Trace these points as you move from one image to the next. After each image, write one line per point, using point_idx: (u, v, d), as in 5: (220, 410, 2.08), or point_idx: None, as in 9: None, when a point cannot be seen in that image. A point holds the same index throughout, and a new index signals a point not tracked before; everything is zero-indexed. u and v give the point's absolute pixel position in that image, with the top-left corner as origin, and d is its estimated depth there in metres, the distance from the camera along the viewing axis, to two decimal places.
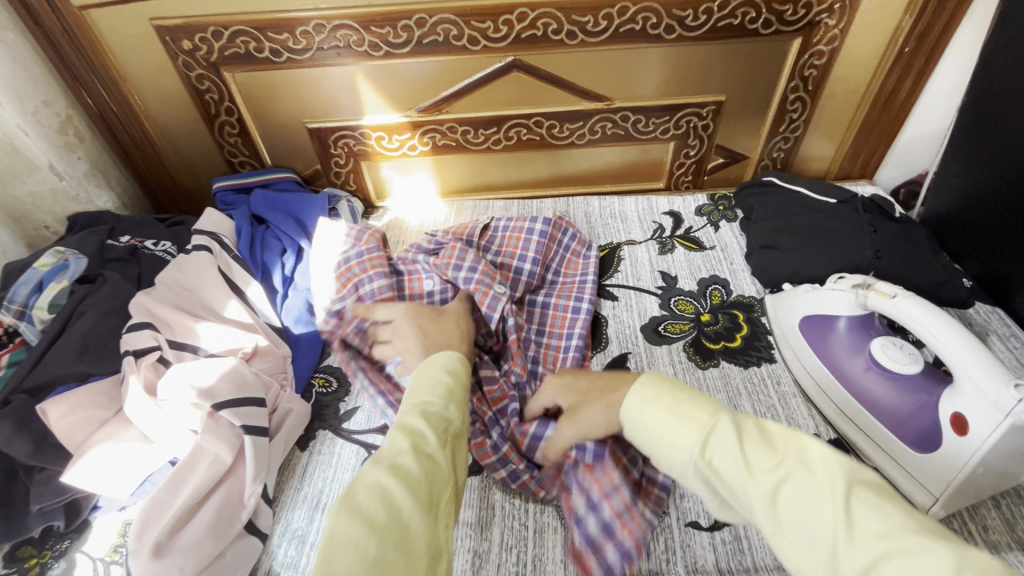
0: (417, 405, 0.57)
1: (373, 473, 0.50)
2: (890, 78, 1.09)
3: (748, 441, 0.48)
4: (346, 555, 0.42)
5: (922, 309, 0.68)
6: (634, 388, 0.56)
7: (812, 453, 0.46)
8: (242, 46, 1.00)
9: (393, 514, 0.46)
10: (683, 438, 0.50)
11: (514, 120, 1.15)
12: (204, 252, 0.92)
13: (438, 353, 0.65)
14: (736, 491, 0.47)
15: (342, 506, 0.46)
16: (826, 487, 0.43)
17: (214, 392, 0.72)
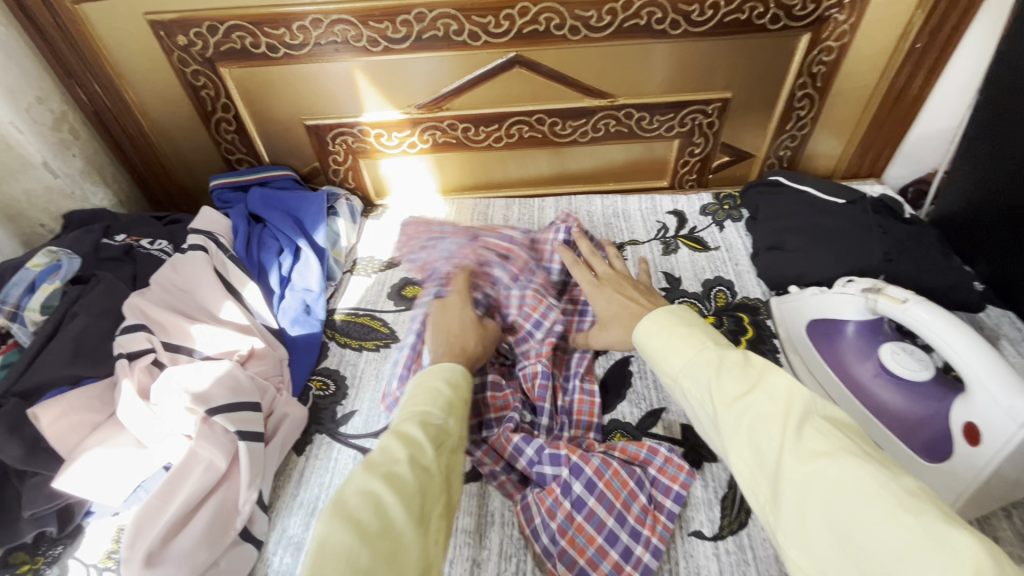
0: (415, 414, 0.54)
1: (365, 480, 0.48)
2: (901, 74, 1.06)
3: (725, 372, 0.52)
4: (335, 571, 0.41)
5: (933, 314, 0.66)
6: (647, 316, 0.63)
7: (781, 383, 0.49)
8: (238, 41, 0.98)
9: (384, 528, 0.45)
10: (674, 359, 0.57)
11: (516, 118, 1.12)
12: (200, 252, 0.90)
13: (440, 363, 0.63)
14: (706, 408, 0.52)
15: (333, 511, 0.45)
16: (783, 412, 0.47)
17: (208, 396, 0.71)
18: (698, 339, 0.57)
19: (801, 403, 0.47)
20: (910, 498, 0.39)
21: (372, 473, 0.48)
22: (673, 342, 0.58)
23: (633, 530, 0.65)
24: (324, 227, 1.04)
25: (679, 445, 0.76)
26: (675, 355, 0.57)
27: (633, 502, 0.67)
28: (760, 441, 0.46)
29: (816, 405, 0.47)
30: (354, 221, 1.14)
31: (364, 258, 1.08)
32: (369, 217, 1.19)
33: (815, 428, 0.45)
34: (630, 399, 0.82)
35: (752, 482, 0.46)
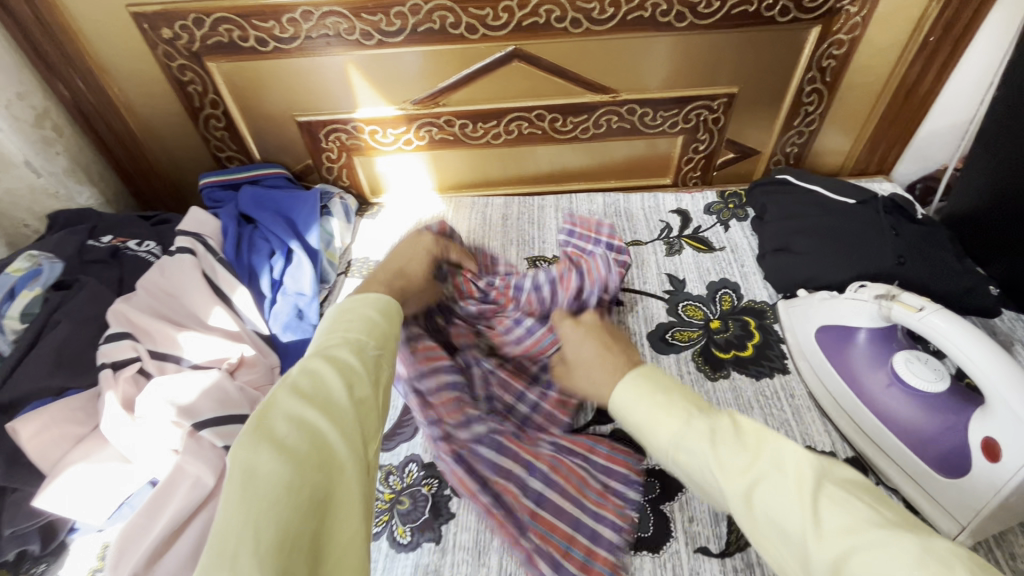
0: (347, 343, 0.54)
1: (295, 406, 0.46)
2: (913, 69, 1.02)
3: (722, 443, 0.49)
4: (267, 490, 0.40)
5: (950, 323, 0.63)
6: (623, 383, 0.59)
7: (788, 456, 0.46)
8: (225, 34, 0.94)
9: (318, 447, 0.44)
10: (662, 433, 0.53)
11: (515, 114, 1.09)
12: (187, 255, 0.87)
13: (362, 296, 0.61)
14: (711, 486, 0.49)
15: (259, 437, 0.43)
16: (794, 483, 0.44)
17: (195, 409, 0.69)
18: (682, 409, 0.53)
19: (811, 472, 0.44)
20: (931, 558, 0.37)
21: (300, 396, 0.47)
22: (656, 417, 0.54)
23: (591, 512, 0.67)
24: (317, 228, 1.01)
25: None
26: (661, 427, 0.53)
27: (588, 488, 0.69)
28: (783, 512, 0.43)
29: (825, 472, 0.45)
30: (349, 221, 1.11)
31: (359, 259, 1.05)
32: (364, 216, 1.16)
33: (829, 495, 0.43)
34: None
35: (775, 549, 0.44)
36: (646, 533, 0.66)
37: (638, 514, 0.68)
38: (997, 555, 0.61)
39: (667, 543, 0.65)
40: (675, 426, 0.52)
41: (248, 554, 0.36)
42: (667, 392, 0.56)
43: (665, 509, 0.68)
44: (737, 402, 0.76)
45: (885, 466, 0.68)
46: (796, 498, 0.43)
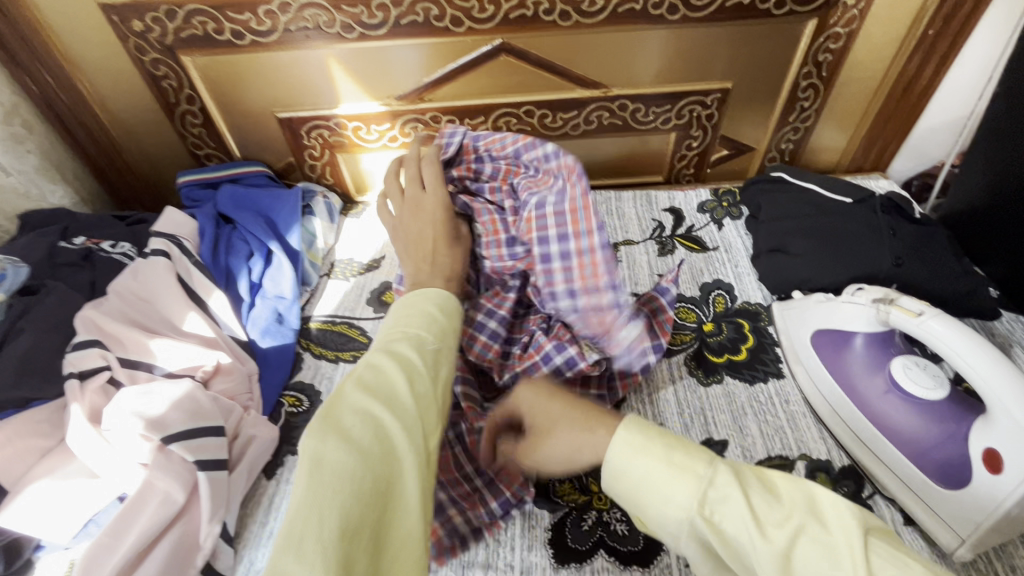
0: (408, 337, 0.50)
1: (360, 398, 0.45)
2: (911, 63, 1.00)
3: (750, 491, 0.40)
4: (334, 484, 0.39)
5: (949, 329, 0.61)
6: (619, 435, 0.46)
7: (823, 502, 0.39)
8: (199, 27, 0.91)
9: (382, 440, 0.43)
10: (680, 493, 0.42)
11: (503, 109, 1.06)
12: (162, 257, 0.84)
13: (424, 288, 0.57)
14: (743, 553, 0.39)
15: (326, 427, 0.42)
16: (841, 538, 0.37)
17: (164, 422, 0.65)
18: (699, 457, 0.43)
19: (854, 520, 0.37)
20: None
21: (365, 390, 0.45)
22: (659, 469, 0.43)
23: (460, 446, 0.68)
24: (298, 229, 0.98)
25: None
26: (680, 488, 0.42)
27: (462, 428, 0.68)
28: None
29: (865, 517, 0.38)
30: (332, 221, 1.08)
31: (343, 261, 1.02)
32: (349, 215, 1.12)
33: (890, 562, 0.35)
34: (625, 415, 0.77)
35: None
36: (636, 546, 0.64)
37: (629, 526, 0.66)
38: (997, 568, 0.59)
39: (658, 557, 0.63)
40: (687, 481, 0.42)
41: (312, 540, 0.37)
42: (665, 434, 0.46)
43: None
44: (730, 408, 0.74)
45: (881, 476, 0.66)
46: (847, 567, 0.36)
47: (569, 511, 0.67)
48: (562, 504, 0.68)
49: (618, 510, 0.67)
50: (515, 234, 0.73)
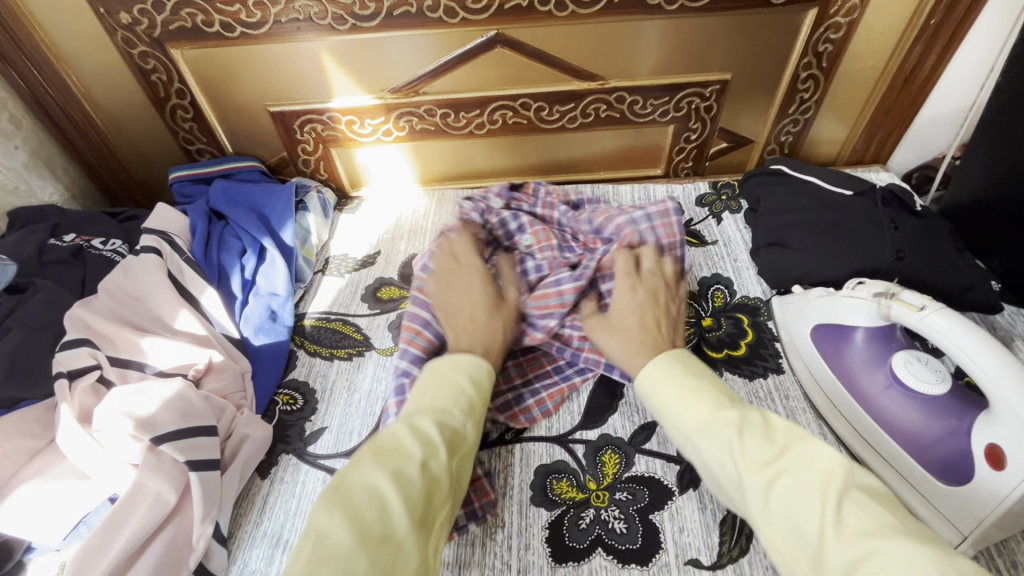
0: (432, 412, 0.54)
1: (372, 472, 0.48)
2: (912, 53, 0.98)
3: (749, 434, 0.49)
4: (332, 563, 0.41)
5: (953, 325, 0.60)
6: (649, 365, 0.60)
7: (813, 451, 0.47)
8: (188, 19, 0.89)
9: (384, 522, 0.45)
10: (687, 414, 0.54)
11: (499, 102, 1.04)
12: (153, 254, 0.83)
13: (460, 355, 0.60)
14: (734, 479, 0.49)
15: (337, 499, 0.45)
16: (819, 486, 0.44)
17: (154, 422, 0.64)
18: (710, 396, 0.55)
19: (839, 475, 0.45)
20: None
21: (378, 464, 0.48)
22: (683, 402, 0.55)
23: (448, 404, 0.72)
24: (292, 224, 0.96)
25: (674, 463, 0.70)
26: (688, 409, 0.54)
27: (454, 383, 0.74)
28: (797, 517, 0.44)
29: (850, 474, 0.45)
30: (327, 216, 1.07)
31: (338, 257, 1.00)
32: (343, 210, 1.11)
33: (856, 509, 0.43)
34: (622, 412, 0.76)
35: (790, 557, 0.44)
36: (634, 545, 0.63)
37: (627, 524, 0.65)
38: (998, 564, 0.59)
39: (656, 555, 0.62)
40: (695, 412, 0.54)
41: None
42: (688, 383, 0.57)
43: (654, 519, 0.65)
44: None
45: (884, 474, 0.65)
46: (817, 502, 0.43)
47: (566, 509, 0.67)
48: (560, 502, 0.67)
49: (616, 507, 0.66)
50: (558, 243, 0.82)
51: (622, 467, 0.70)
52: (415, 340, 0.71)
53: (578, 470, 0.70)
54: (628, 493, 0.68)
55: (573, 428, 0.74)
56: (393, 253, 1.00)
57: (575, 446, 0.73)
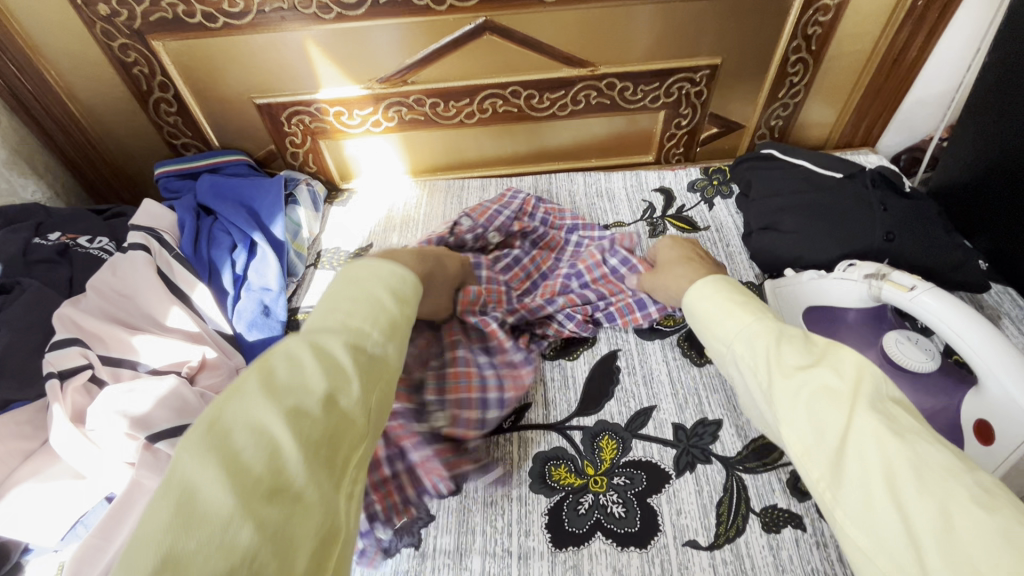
0: (346, 334, 0.44)
1: (264, 406, 0.37)
2: (900, 35, 0.99)
3: (786, 343, 0.50)
4: (204, 526, 0.30)
5: (942, 303, 0.61)
6: (698, 284, 0.63)
7: (848, 361, 0.46)
8: (169, 9, 0.87)
9: (276, 466, 0.34)
10: (730, 325, 0.56)
11: (489, 91, 1.03)
12: (141, 251, 0.81)
13: (380, 266, 0.52)
14: (766, 381, 0.49)
15: (210, 441, 0.34)
16: (850, 390, 0.44)
17: (149, 420, 0.63)
18: (756, 312, 0.56)
19: (870, 384, 0.44)
20: (988, 497, 0.35)
21: (271, 397, 0.37)
22: (726, 312, 0.57)
23: None
24: (282, 219, 0.95)
25: (671, 447, 0.71)
26: (731, 320, 0.56)
27: None
28: (820, 419, 0.43)
29: (882, 387, 0.45)
30: (317, 210, 1.06)
31: (329, 250, 0.99)
32: (334, 203, 1.10)
33: (882, 413, 0.42)
34: (618, 398, 0.76)
35: (806, 459, 0.44)
36: (633, 528, 0.64)
37: (625, 508, 0.66)
38: None
39: (655, 537, 0.63)
40: (736, 322, 0.55)
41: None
42: (732, 299, 0.58)
43: (652, 502, 0.66)
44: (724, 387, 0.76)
45: None
46: (843, 405, 0.43)
47: (566, 495, 0.67)
48: (559, 488, 0.68)
49: (614, 492, 0.67)
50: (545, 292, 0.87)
51: (619, 452, 0.71)
52: None
53: (576, 456, 0.71)
54: (625, 477, 0.68)
55: (570, 415, 0.75)
56: (386, 245, 0.99)
57: (572, 432, 0.73)
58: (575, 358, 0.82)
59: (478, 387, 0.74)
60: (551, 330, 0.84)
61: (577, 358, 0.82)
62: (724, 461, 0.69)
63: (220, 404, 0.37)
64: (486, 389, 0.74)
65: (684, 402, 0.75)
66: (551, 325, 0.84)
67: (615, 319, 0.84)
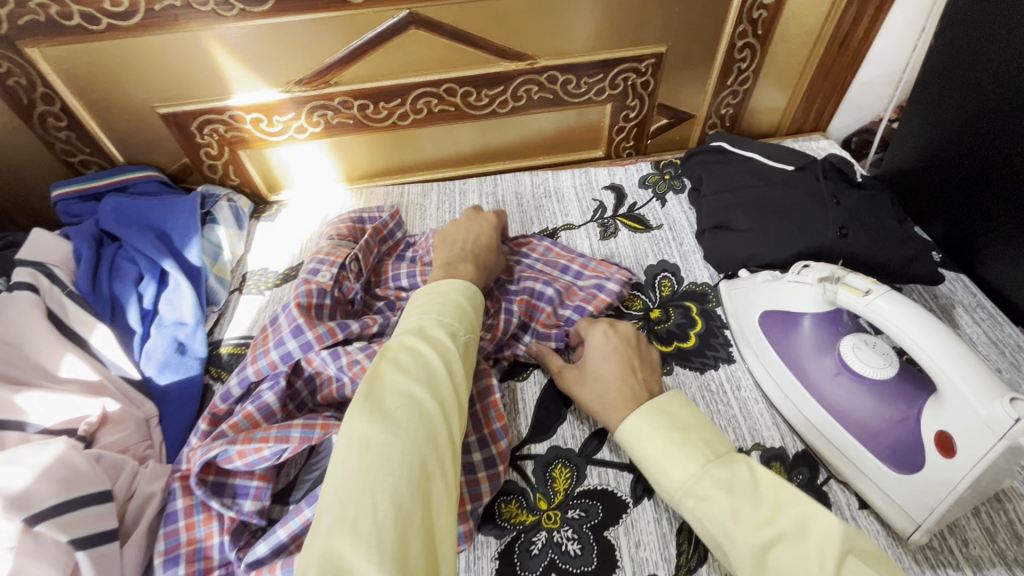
0: (445, 328, 0.59)
1: (402, 382, 0.53)
2: (846, 16, 0.95)
3: (739, 494, 0.48)
4: (387, 467, 0.46)
5: (898, 305, 0.58)
6: (626, 420, 0.58)
7: (805, 524, 0.45)
8: (40, 10, 0.76)
9: (424, 420, 0.50)
10: (671, 474, 0.52)
11: (421, 89, 0.95)
12: (28, 291, 0.71)
13: (446, 280, 0.67)
14: (725, 543, 0.47)
15: (373, 411, 0.50)
16: (817, 557, 0.43)
17: (28, 499, 0.53)
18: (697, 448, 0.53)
19: (837, 544, 0.43)
20: None
21: (406, 375, 0.53)
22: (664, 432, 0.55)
23: (245, 379, 0.67)
24: (198, 242, 0.86)
25: (628, 471, 0.66)
26: (670, 469, 0.52)
27: (261, 359, 0.67)
28: None
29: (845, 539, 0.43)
30: (241, 227, 0.97)
31: (255, 272, 0.91)
32: (261, 218, 1.01)
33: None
34: (571, 420, 0.72)
35: None
36: (589, 567, 0.59)
37: (580, 545, 0.61)
38: (950, 543, 0.58)
39: None
40: (678, 469, 0.52)
41: (367, 523, 0.43)
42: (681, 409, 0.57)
43: (609, 535, 0.61)
44: None
45: (833, 460, 0.63)
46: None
47: (517, 535, 0.62)
48: (509, 528, 0.63)
49: (568, 527, 0.62)
50: (531, 288, 0.81)
51: (573, 482, 0.66)
52: (260, 360, 0.67)
53: (527, 490, 0.66)
54: (580, 510, 0.64)
55: (521, 443, 0.70)
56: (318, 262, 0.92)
57: (524, 463, 0.68)
58: (524, 380, 0.77)
59: (468, 494, 0.63)
60: (520, 350, 0.77)
61: (526, 378, 0.77)
62: None
63: (367, 386, 0.52)
64: (478, 488, 0.64)
65: None
66: (518, 343, 0.78)
67: (586, 309, 0.78)
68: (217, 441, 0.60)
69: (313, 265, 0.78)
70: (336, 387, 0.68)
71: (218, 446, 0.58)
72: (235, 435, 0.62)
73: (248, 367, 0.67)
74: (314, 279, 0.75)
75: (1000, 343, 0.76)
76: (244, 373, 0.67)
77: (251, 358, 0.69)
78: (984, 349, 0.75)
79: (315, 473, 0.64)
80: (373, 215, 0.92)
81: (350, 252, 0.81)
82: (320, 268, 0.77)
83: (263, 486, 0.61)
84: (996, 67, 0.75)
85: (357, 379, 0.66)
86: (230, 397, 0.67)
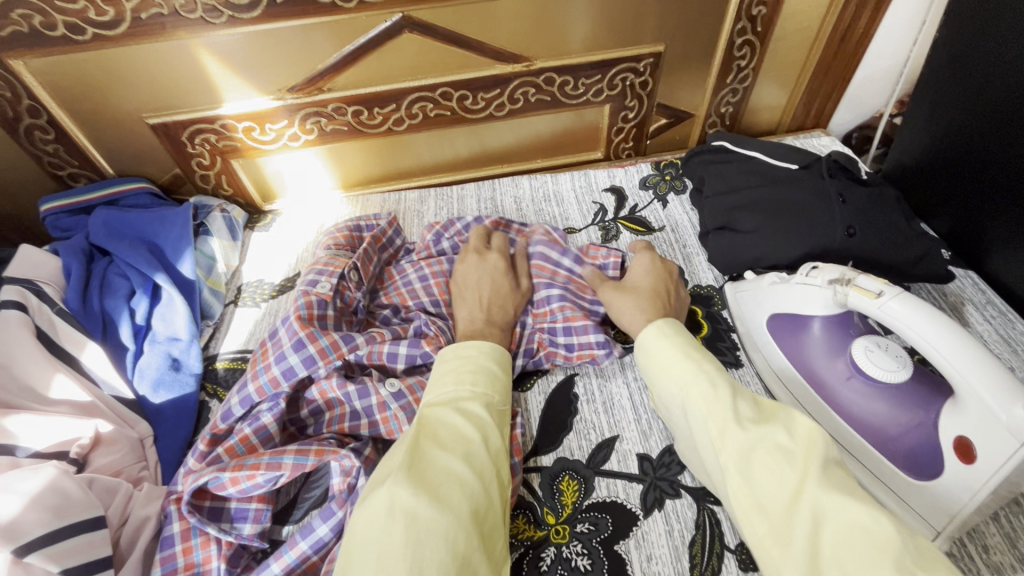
0: (481, 397, 0.59)
1: (444, 456, 0.52)
2: (847, 11, 0.94)
3: (740, 398, 0.54)
4: (433, 546, 0.44)
5: (915, 309, 0.56)
6: (651, 324, 0.64)
7: (801, 425, 0.50)
8: (21, 21, 0.74)
9: (467, 495, 0.49)
10: (683, 374, 0.57)
11: (416, 94, 0.93)
12: (13, 311, 0.68)
13: (480, 342, 0.66)
14: (718, 435, 0.51)
15: (418, 483, 0.49)
16: (802, 451, 0.48)
17: (18, 528, 0.51)
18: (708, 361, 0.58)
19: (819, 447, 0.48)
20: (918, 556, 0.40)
21: (447, 450, 0.52)
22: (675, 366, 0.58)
23: (246, 398, 0.64)
24: (191, 254, 0.84)
25: (637, 482, 0.65)
26: (676, 373, 0.58)
27: (263, 374, 0.65)
28: (774, 474, 0.47)
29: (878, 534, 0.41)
30: (234, 236, 0.95)
31: (250, 284, 0.89)
32: (256, 228, 0.99)
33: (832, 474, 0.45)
34: (577, 431, 0.70)
35: (752, 510, 0.46)
36: None
37: (590, 560, 0.59)
38: (969, 549, 0.56)
39: None
40: (692, 364, 0.57)
41: None
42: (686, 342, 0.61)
43: (619, 549, 0.60)
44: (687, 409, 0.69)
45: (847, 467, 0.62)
46: (797, 465, 0.47)
47: (525, 551, 0.60)
48: (517, 544, 0.61)
49: (578, 542, 0.60)
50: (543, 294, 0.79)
51: (581, 495, 0.64)
52: (262, 375, 0.65)
53: (534, 504, 0.64)
54: (589, 523, 0.62)
55: (526, 456, 0.68)
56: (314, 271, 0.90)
57: (531, 476, 0.66)
58: (529, 390, 0.75)
59: None
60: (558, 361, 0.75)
61: (530, 389, 0.75)
62: (694, 493, 0.63)
63: (409, 458, 0.51)
64: None
65: (649, 428, 0.69)
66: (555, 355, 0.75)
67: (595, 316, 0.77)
68: (208, 467, 0.58)
69: (311, 276, 0.75)
70: (350, 425, 0.66)
71: (209, 474, 0.56)
72: (230, 459, 0.61)
73: (250, 382, 0.65)
74: (314, 290, 0.72)
75: (1013, 340, 0.74)
76: (244, 389, 0.65)
77: (251, 373, 0.66)
78: (995, 347, 0.74)
79: (316, 491, 0.63)
80: (370, 222, 0.90)
81: (349, 261, 0.79)
82: (319, 279, 0.74)
83: (262, 508, 0.59)
84: (1002, 59, 0.74)
85: (382, 424, 0.65)
86: (230, 416, 0.64)
